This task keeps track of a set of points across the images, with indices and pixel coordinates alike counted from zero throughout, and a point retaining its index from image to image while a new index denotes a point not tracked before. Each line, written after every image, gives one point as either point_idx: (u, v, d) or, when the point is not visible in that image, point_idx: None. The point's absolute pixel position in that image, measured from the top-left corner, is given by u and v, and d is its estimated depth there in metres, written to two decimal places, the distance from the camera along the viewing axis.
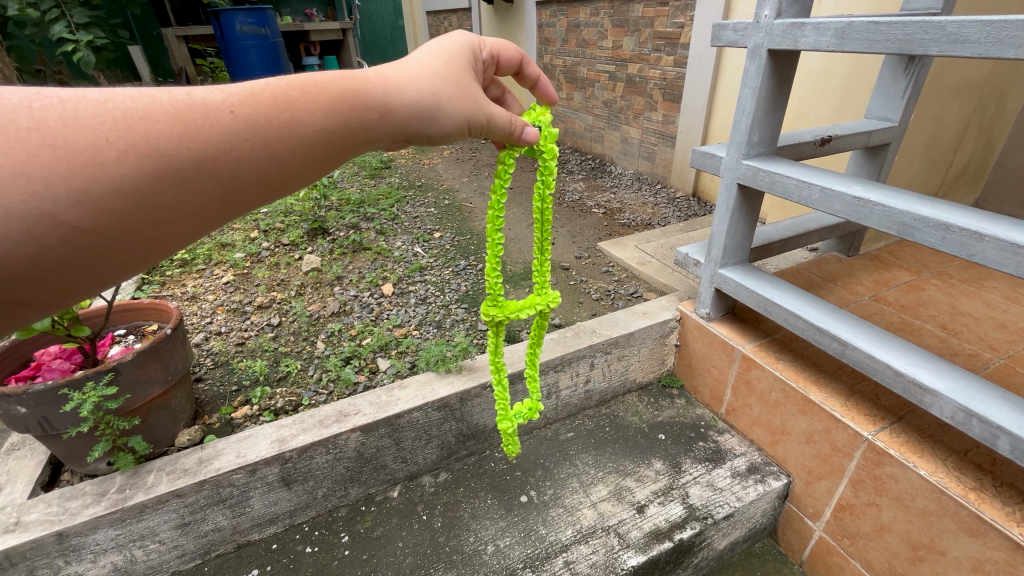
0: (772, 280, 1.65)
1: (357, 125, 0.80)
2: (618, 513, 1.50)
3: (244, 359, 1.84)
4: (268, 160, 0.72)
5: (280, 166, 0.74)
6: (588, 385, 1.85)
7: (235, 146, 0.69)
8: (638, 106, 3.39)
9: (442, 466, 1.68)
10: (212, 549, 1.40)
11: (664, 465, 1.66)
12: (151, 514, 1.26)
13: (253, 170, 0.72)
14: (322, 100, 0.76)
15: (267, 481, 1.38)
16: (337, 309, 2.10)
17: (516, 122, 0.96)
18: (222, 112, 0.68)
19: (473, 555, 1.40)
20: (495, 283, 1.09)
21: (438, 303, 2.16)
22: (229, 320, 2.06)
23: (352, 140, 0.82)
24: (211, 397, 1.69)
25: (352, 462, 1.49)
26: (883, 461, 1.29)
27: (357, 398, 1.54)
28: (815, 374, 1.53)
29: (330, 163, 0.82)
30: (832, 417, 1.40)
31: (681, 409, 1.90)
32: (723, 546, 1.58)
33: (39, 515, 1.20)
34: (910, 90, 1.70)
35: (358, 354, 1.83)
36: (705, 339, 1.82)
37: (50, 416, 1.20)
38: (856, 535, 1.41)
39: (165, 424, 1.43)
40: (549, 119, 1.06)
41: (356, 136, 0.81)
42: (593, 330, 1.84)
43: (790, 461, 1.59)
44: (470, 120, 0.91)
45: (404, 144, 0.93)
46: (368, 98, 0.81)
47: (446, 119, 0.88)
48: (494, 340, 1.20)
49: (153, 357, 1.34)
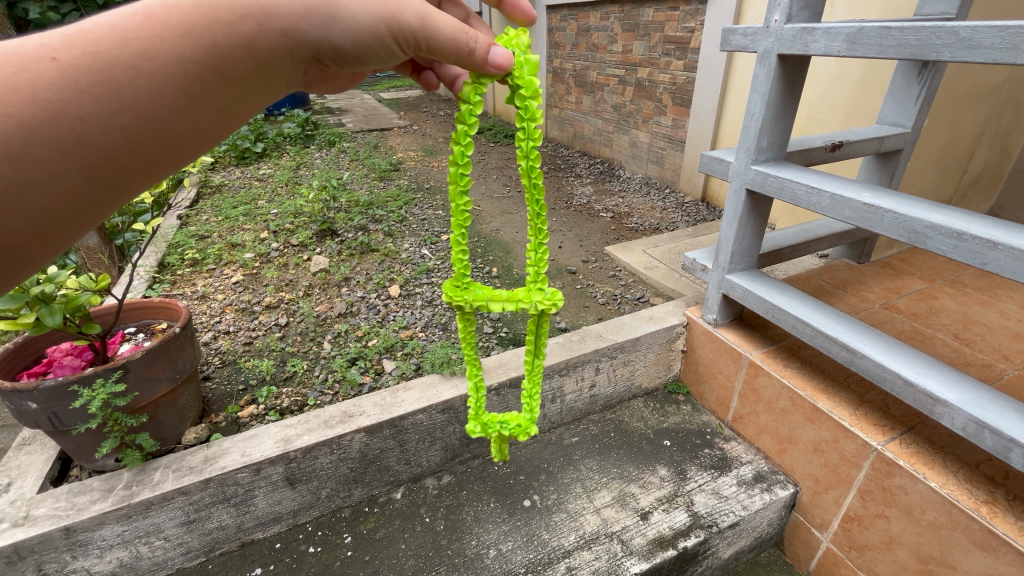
0: (780, 286, 1.64)
1: (232, 49, 0.71)
2: (622, 519, 1.49)
3: (251, 359, 1.85)
4: (124, 108, 0.65)
5: (146, 120, 0.67)
6: (594, 390, 1.84)
7: (75, 104, 0.61)
8: (647, 110, 3.38)
9: (446, 469, 1.68)
10: (216, 547, 1.41)
11: (669, 472, 1.64)
12: (157, 511, 1.27)
13: (112, 121, 0.64)
14: (174, 27, 0.66)
15: (271, 480, 1.38)
16: (344, 310, 2.11)
17: (466, 35, 0.80)
18: (42, 62, 0.60)
19: (475, 559, 1.39)
20: (463, 264, 0.97)
21: (444, 305, 2.17)
22: (238, 320, 2.08)
23: (232, 70, 0.72)
24: (218, 396, 1.70)
25: (356, 463, 1.49)
26: (892, 472, 1.27)
27: (362, 399, 1.55)
28: (824, 382, 1.51)
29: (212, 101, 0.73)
30: (840, 427, 1.38)
31: (687, 416, 1.88)
32: (727, 555, 1.56)
33: (48, 509, 1.22)
34: (923, 96, 1.68)
35: (364, 355, 1.83)
36: (712, 346, 1.81)
37: (60, 412, 1.22)
38: (864, 547, 1.38)
39: (172, 422, 1.44)
40: (526, 43, 0.90)
41: (236, 63, 0.72)
42: (599, 335, 1.83)
43: (797, 471, 1.57)
44: (387, 18, 0.77)
45: (317, 66, 0.83)
46: (240, 15, 0.70)
47: (350, 22, 0.77)
48: (466, 333, 1.08)
49: (161, 356, 1.36)
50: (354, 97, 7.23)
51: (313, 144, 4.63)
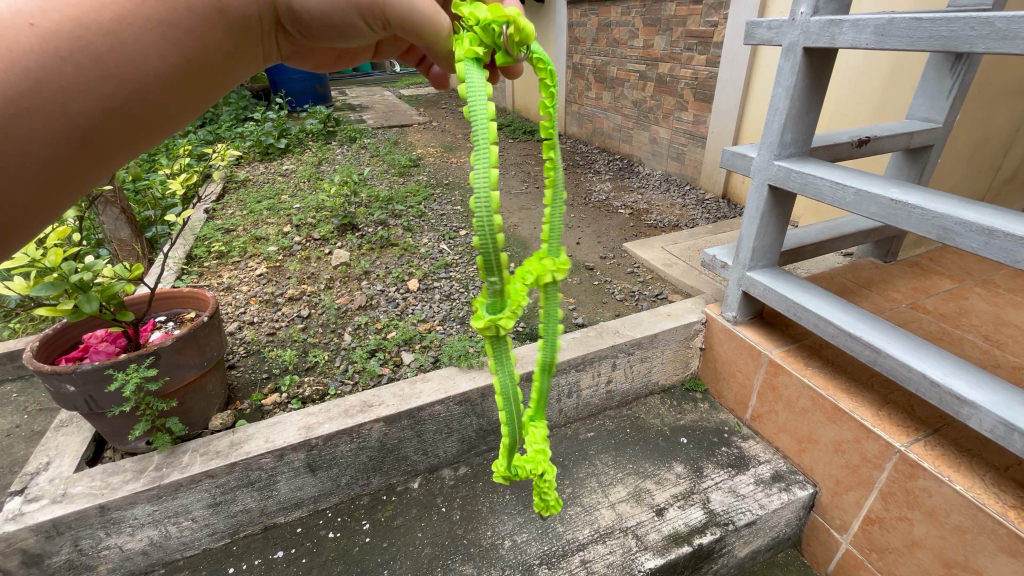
0: (802, 283, 1.61)
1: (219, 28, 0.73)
2: (637, 515, 1.49)
3: (275, 349, 1.90)
4: (117, 81, 0.66)
5: (129, 93, 0.67)
6: (610, 385, 1.84)
7: (57, 72, 0.61)
8: (668, 106, 3.34)
9: (462, 460, 1.70)
10: (240, 529, 1.46)
11: (685, 469, 1.64)
12: (185, 492, 1.32)
13: (107, 92, 0.65)
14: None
15: (293, 466, 1.42)
16: (364, 303, 2.15)
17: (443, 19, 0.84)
18: (20, 28, 0.58)
19: (490, 549, 1.41)
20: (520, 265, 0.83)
21: (462, 299, 2.19)
22: (262, 311, 2.14)
23: (218, 48, 0.75)
24: (243, 383, 1.75)
25: (375, 452, 1.52)
26: (916, 474, 1.24)
27: (381, 389, 1.58)
28: (847, 382, 1.49)
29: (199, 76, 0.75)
30: (861, 427, 1.36)
31: (704, 414, 1.87)
32: (743, 553, 1.55)
33: (84, 488, 1.27)
34: (956, 90, 1.63)
35: (383, 347, 1.87)
36: (731, 343, 1.79)
37: (95, 395, 1.27)
38: (885, 550, 1.36)
39: (200, 407, 1.49)
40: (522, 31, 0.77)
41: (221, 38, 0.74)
42: (616, 330, 1.83)
43: (817, 471, 1.55)
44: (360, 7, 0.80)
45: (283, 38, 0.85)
46: None
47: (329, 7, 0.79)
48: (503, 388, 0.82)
49: (191, 343, 1.40)
50: (375, 94, 7.32)
51: (334, 140, 4.70)
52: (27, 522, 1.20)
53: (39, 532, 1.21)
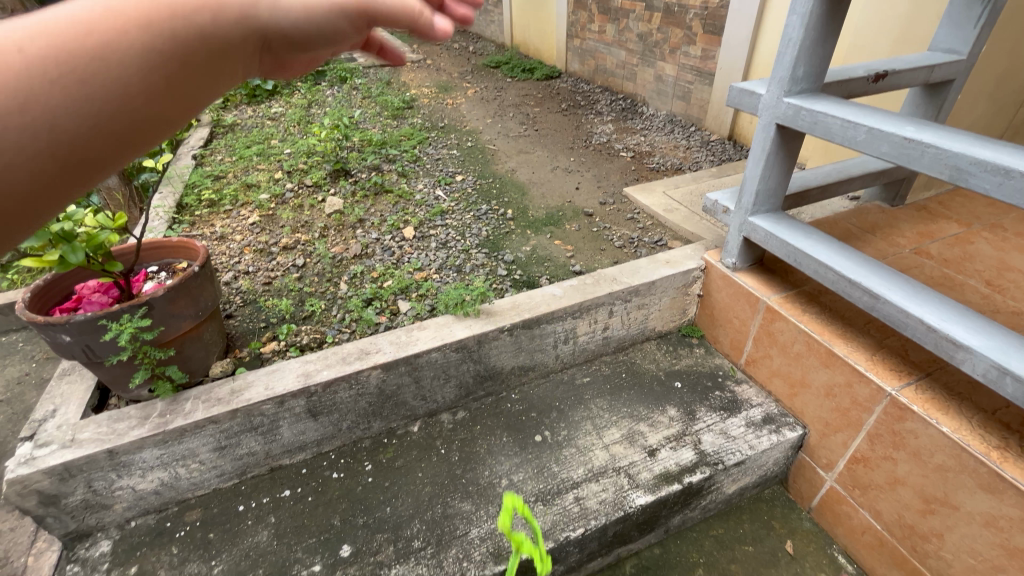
0: (806, 229, 1.57)
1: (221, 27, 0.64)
2: (630, 455, 1.54)
3: (271, 298, 1.90)
4: (99, 98, 0.56)
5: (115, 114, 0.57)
6: (607, 332, 1.85)
7: (44, 95, 0.51)
8: (675, 40, 3.14)
9: (461, 405, 1.73)
10: (248, 470, 1.51)
11: (678, 412, 1.67)
12: (190, 437, 1.36)
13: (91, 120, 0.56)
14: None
15: (294, 411, 1.46)
16: (359, 251, 2.12)
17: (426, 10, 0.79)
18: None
19: (488, 487, 1.47)
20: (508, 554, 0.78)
21: (458, 248, 2.16)
22: (257, 260, 2.11)
23: (216, 50, 0.65)
24: (242, 332, 1.76)
25: (374, 398, 1.56)
26: (904, 416, 1.27)
27: (378, 337, 1.59)
28: (842, 328, 1.49)
29: (192, 89, 0.65)
30: (855, 372, 1.37)
31: (699, 359, 1.89)
32: (732, 490, 1.61)
33: (91, 434, 1.31)
34: (985, 18, 1.51)
35: (380, 296, 1.86)
36: (729, 290, 1.78)
37: (92, 345, 1.27)
38: (868, 487, 1.41)
39: (199, 356, 1.51)
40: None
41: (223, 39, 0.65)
42: (614, 278, 1.81)
43: (807, 413, 1.58)
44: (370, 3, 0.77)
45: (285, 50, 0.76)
46: None
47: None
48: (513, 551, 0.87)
49: (183, 293, 1.39)
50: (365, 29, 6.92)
51: (324, 81, 4.48)
52: (39, 465, 1.24)
53: (52, 475, 1.25)
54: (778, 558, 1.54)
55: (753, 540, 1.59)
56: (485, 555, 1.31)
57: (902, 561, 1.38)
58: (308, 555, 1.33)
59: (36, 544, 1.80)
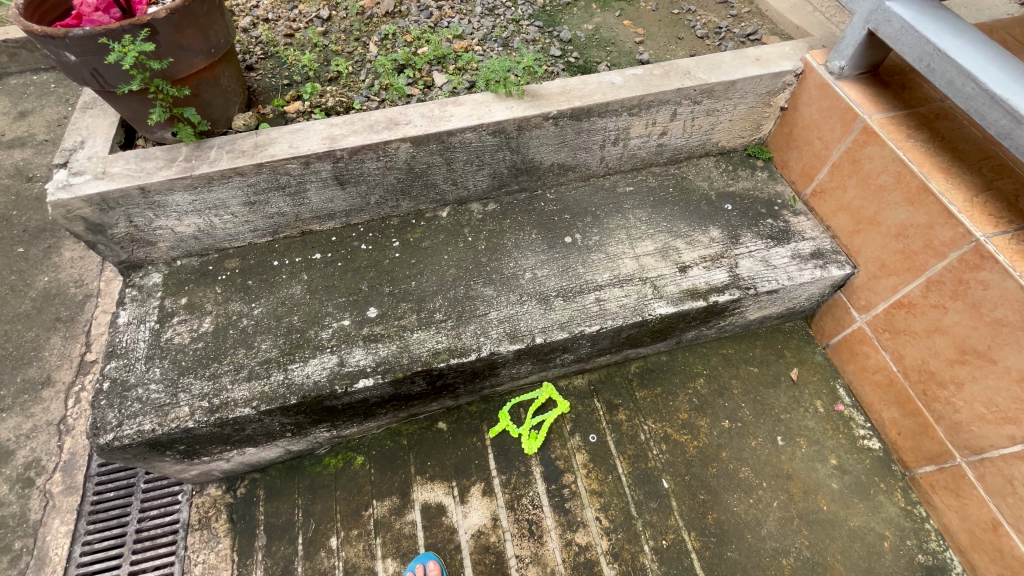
0: (959, 24, 1.20)
1: None
2: (660, 269, 1.49)
3: (293, 52, 1.70)
4: None
5: None
6: (663, 139, 1.63)
7: None
8: None
9: (492, 198, 1.65)
10: (278, 230, 1.54)
11: (721, 235, 1.56)
12: (219, 187, 1.35)
13: None
14: None
15: (321, 177, 1.40)
16: (392, 8, 1.80)
17: None
18: None
19: (512, 278, 1.48)
20: None
21: (507, 17, 1.81)
22: (276, 7, 1.83)
23: None
24: (264, 88, 1.61)
25: (403, 175, 1.48)
26: (981, 265, 1.13)
27: (408, 108, 1.43)
28: (949, 160, 1.25)
29: None
30: (943, 211, 1.19)
31: (759, 183, 1.69)
32: (753, 317, 1.59)
33: (121, 170, 1.30)
34: None
35: (413, 64, 1.63)
36: (822, 103, 1.48)
37: (100, 69, 1.16)
38: (900, 332, 1.36)
39: (218, 103, 1.40)
40: None
41: None
42: (687, 71, 1.51)
43: (862, 254, 1.45)
44: None
45: None
46: None
47: None
48: None
49: (190, 21, 1.21)
50: None
51: None
52: (76, 193, 1.26)
53: (92, 204, 1.29)
54: (779, 381, 1.60)
55: (760, 363, 1.64)
56: (502, 334, 1.38)
57: (906, 401, 1.40)
58: (338, 311, 1.42)
59: (105, 273, 2.00)
